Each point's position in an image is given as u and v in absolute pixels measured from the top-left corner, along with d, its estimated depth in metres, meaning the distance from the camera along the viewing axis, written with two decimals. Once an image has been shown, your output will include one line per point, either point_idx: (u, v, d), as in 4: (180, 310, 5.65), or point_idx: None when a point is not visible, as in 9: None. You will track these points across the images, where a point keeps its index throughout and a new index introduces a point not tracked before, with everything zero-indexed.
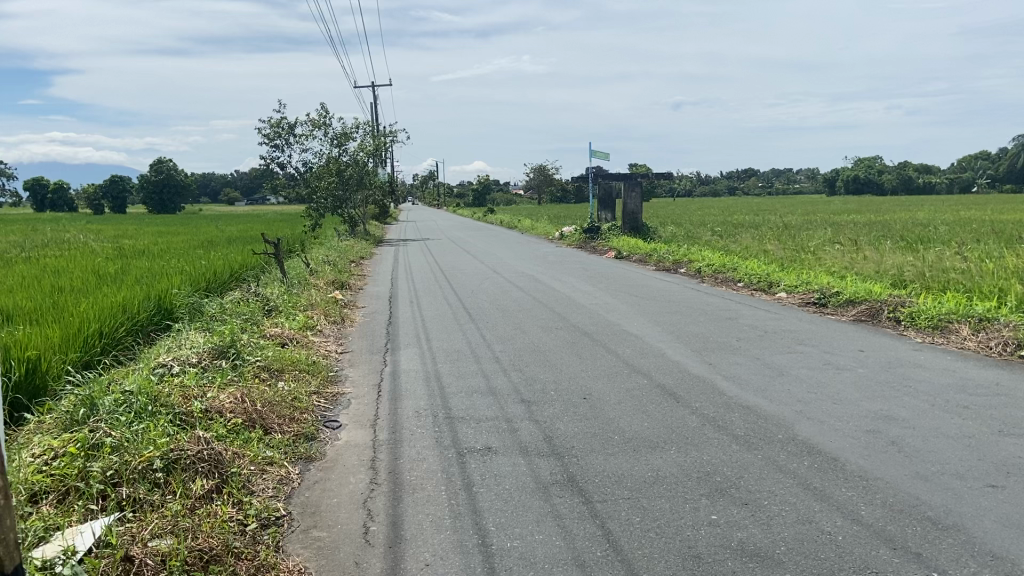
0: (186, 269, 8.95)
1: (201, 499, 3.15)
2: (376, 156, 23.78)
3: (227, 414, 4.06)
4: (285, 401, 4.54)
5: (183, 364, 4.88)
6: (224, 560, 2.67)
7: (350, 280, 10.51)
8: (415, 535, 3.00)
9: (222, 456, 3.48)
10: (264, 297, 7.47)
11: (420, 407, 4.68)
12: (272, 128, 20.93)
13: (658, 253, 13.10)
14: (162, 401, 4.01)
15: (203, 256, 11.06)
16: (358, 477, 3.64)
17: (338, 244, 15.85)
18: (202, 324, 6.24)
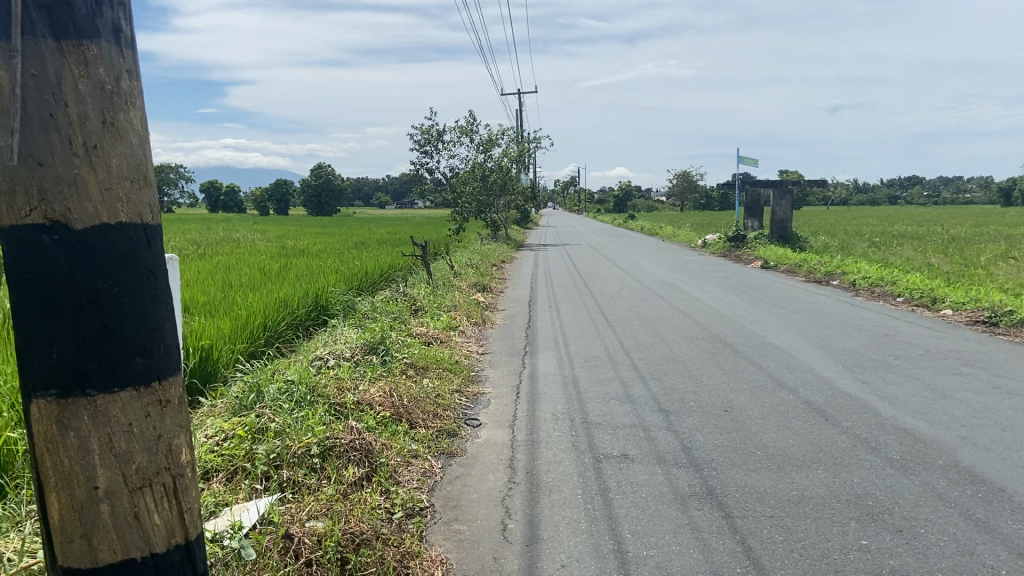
0: (341, 269, 9.47)
1: (353, 485, 3.35)
2: (520, 162, 24.09)
3: (376, 407, 4.28)
4: (429, 397, 4.74)
5: (338, 357, 5.19)
6: (373, 543, 2.79)
7: (492, 283, 10.76)
8: (552, 535, 3.05)
9: (372, 446, 3.68)
10: (411, 297, 7.77)
11: (557, 411, 4.73)
12: (422, 134, 21.67)
13: (809, 264, 12.56)
14: (319, 392, 4.29)
15: (356, 256, 11.66)
16: (497, 474, 3.74)
17: (482, 247, 16.25)
18: (355, 321, 6.60)
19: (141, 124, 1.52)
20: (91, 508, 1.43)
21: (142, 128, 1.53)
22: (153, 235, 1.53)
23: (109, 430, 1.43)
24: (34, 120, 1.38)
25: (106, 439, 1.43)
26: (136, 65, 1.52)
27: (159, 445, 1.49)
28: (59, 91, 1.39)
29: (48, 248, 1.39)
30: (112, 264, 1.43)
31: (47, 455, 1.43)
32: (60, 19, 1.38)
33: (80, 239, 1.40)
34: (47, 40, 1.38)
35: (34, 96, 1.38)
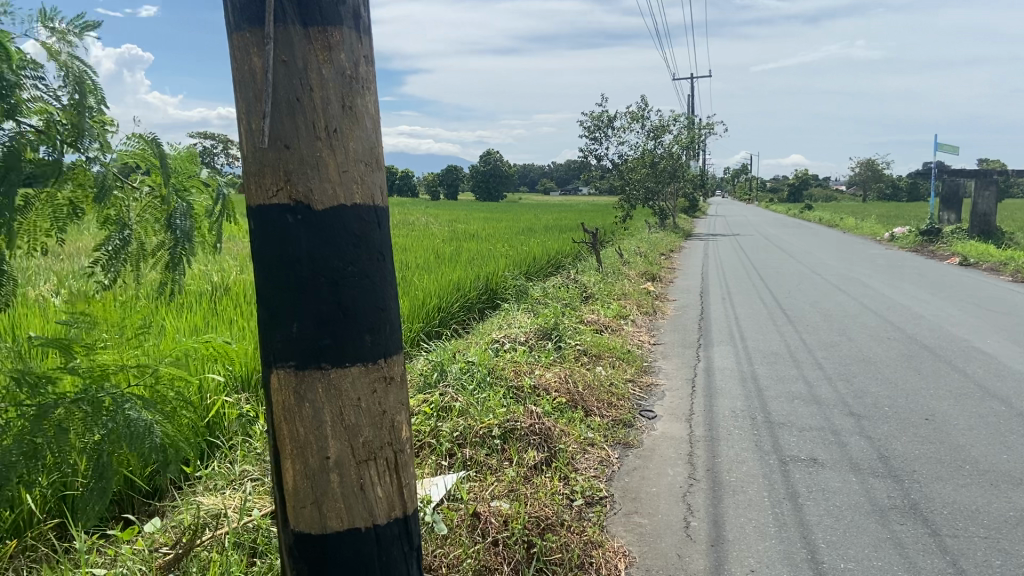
0: (511, 254, 9.62)
1: (533, 469, 3.38)
2: (690, 149, 23.46)
3: (553, 392, 4.30)
4: (603, 386, 4.70)
5: (513, 341, 5.27)
6: (557, 530, 2.79)
7: (661, 273, 10.55)
8: (739, 538, 2.93)
9: (551, 432, 3.69)
10: (583, 284, 7.75)
11: (737, 408, 4.55)
12: (592, 120, 21.58)
13: (1017, 262, 11.38)
14: (498, 374, 4.38)
15: (526, 242, 11.80)
16: (676, 469, 3.64)
17: (651, 236, 15.99)
18: (528, 305, 6.67)
19: (375, 109, 1.56)
20: (322, 476, 1.50)
21: (376, 112, 1.57)
22: (383, 216, 1.58)
23: (341, 403, 1.49)
24: (282, 104, 1.45)
25: (338, 411, 1.49)
26: (372, 51, 1.56)
27: (383, 420, 1.54)
28: (305, 76, 1.44)
29: (291, 227, 1.46)
30: (349, 244, 1.49)
31: (285, 423, 1.51)
32: (310, 6, 1.43)
33: (320, 219, 1.46)
34: (297, 27, 1.43)
35: (284, 81, 1.44)
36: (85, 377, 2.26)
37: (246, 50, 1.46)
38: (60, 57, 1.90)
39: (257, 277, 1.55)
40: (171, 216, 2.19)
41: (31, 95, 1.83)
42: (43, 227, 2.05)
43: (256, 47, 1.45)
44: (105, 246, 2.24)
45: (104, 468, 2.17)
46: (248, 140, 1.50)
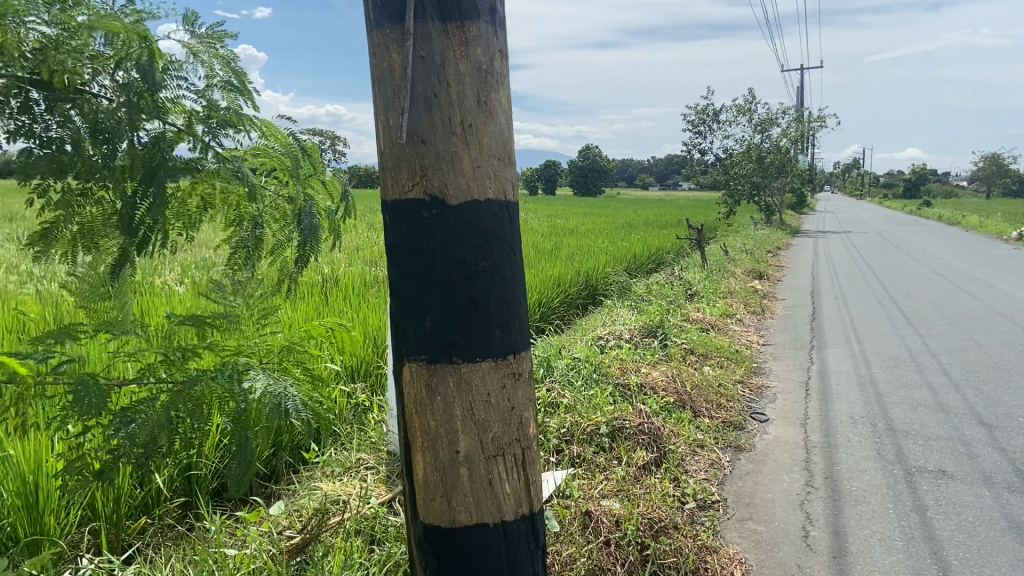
0: (612, 250, 9.52)
1: (643, 469, 3.32)
2: (799, 143, 22.64)
3: (661, 391, 4.23)
4: (712, 387, 4.59)
5: (618, 338, 5.20)
6: (671, 533, 2.73)
7: (768, 271, 10.23)
8: (862, 550, 2.80)
9: (661, 432, 3.63)
10: (687, 282, 7.59)
11: (855, 414, 4.36)
12: (696, 114, 21.12)
13: None
14: (604, 371, 4.34)
15: (628, 238, 11.66)
16: (792, 476, 3.51)
17: (756, 233, 15.52)
18: (632, 302, 6.58)
19: (509, 104, 1.55)
20: (452, 470, 1.50)
21: (509, 107, 1.56)
22: (514, 212, 1.57)
23: (472, 398, 1.49)
24: (420, 99, 1.45)
25: (468, 406, 1.49)
26: (507, 45, 1.55)
27: (511, 415, 1.53)
28: (443, 72, 1.45)
29: (426, 222, 1.47)
30: (481, 239, 1.49)
31: (415, 416, 1.52)
32: (449, 2, 1.43)
33: (455, 213, 1.46)
34: (436, 23, 1.43)
35: (422, 77, 1.45)
36: (223, 355, 2.49)
37: (385, 47, 1.47)
38: (202, 56, 1.96)
39: (391, 271, 1.57)
40: (300, 214, 2.22)
41: (177, 94, 1.90)
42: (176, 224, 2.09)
43: (396, 43, 1.46)
44: (237, 239, 2.22)
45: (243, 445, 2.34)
46: (386, 135, 1.52)
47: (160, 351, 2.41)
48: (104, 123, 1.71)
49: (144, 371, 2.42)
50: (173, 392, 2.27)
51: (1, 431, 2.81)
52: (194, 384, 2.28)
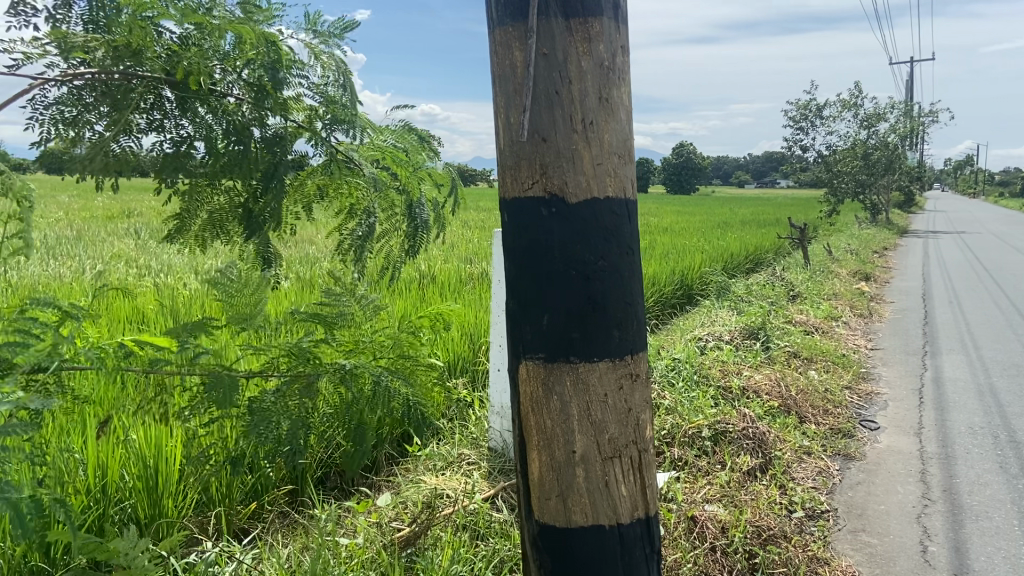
0: (710, 249, 9.31)
1: (747, 474, 3.24)
2: (908, 139, 21.60)
3: (764, 395, 4.10)
4: (819, 392, 4.42)
5: (718, 339, 5.09)
6: (780, 542, 2.65)
7: (875, 273, 9.79)
8: (987, 570, 2.64)
9: (766, 436, 3.52)
10: (789, 283, 7.35)
11: (975, 424, 4.12)
12: (797, 109, 20.43)
13: None
14: (704, 373, 4.25)
15: (725, 236, 11.38)
16: (907, 487, 3.35)
17: (861, 232, 14.90)
18: (731, 303, 6.41)
19: (630, 100, 1.53)
20: (568, 470, 1.49)
21: (630, 104, 1.54)
22: (634, 210, 1.54)
23: (588, 399, 1.48)
24: (541, 96, 1.45)
25: (585, 406, 1.48)
26: (629, 40, 1.53)
27: (628, 417, 1.51)
28: (565, 69, 1.43)
29: (546, 220, 1.47)
30: (600, 238, 1.47)
31: (531, 414, 1.52)
32: None
33: (575, 211, 1.45)
34: (559, 19, 1.42)
35: (544, 75, 1.44)
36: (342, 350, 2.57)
37: (509, 44, 1.47)
38: (322, 55, 2.02)
39: (508, 268, 1.57)
40: (411, 205, 2.24)
41: (298, 93, 1.98)
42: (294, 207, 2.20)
43: (519, 41, 1.46)
44: (348, 230, 2.26)
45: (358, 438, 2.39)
46: (506, 134, 1.52)
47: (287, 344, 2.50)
48: (235, 124, 1.81)
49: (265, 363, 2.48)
50: (297, 381, 2.41)
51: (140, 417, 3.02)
52: (317, 374, 2.41)
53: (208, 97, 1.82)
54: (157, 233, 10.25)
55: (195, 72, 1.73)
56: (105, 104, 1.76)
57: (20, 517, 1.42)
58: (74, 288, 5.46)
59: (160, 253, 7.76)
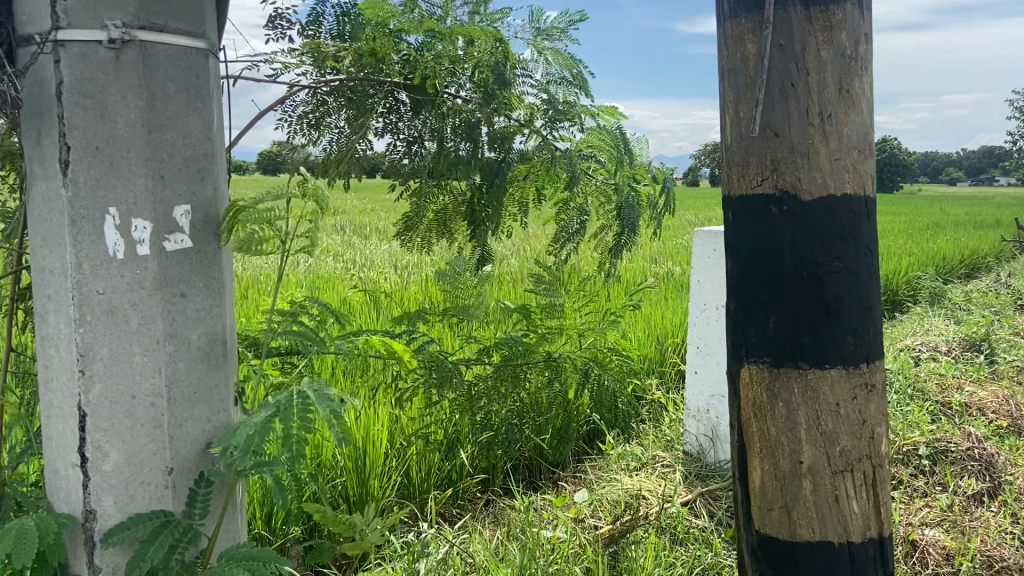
0: (920, 252, 8.58)
1: (972, 499, 2.95)
2: None
3: (990, 413, 3.72)
4: None
5: (933, 350, 4.68)
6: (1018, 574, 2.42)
7: None
8: None
9: (994, 458, 3.16)
10: (1016, 290, 6.62)
11: None
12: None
13: None
14: (919, 387, 3.92)
15: (937, 238, 10.44)
16: None
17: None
18: (947, 311, 5.88)
19: (871, 90, 1.43)
20: (793, 481, 1.43)
21: (871, 94, 1.44)
22: (872, 208, 1.44)
23: (818, 407, 1.40)
24: (776, 89, 1.39)
25: (814, 415, 1.40)
26: (871, 28, 1.43)
27: (862, 430, 1.42)
28: (802, 60, 1.37)
29: (776, 219, 1.40)
30: (836, 238, 1.38)
31: (754, 420, 1.47)
32: None
33: (808, 210, 1.38)
34: (797, 9, 1.36)
35: (779, 66, 1.38)
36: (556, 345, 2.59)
37: (741, 37, 1.42)
38: (545, 53, 2.15)
39: (731, 268, 1.52)
40: (619, 209, 2.31)
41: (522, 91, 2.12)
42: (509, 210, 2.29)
43: (752, 32, 1.40)
44: (563, 225, 2.39)
45: None
46: (734, 129, 1.46)
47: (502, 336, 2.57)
48: (465, 124, 2.02)
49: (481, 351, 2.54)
50: (513, 374, 2.48)
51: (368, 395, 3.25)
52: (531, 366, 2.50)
53: (439, 98, 2.04)
54: (360, 230, 10.94)
55: (432, 75, 1.96)
56: (348, 110, 2.04)
57: (280, 491, 1.53)
58: (291, 281, 5.94)
59: (363, 249, 8.28)
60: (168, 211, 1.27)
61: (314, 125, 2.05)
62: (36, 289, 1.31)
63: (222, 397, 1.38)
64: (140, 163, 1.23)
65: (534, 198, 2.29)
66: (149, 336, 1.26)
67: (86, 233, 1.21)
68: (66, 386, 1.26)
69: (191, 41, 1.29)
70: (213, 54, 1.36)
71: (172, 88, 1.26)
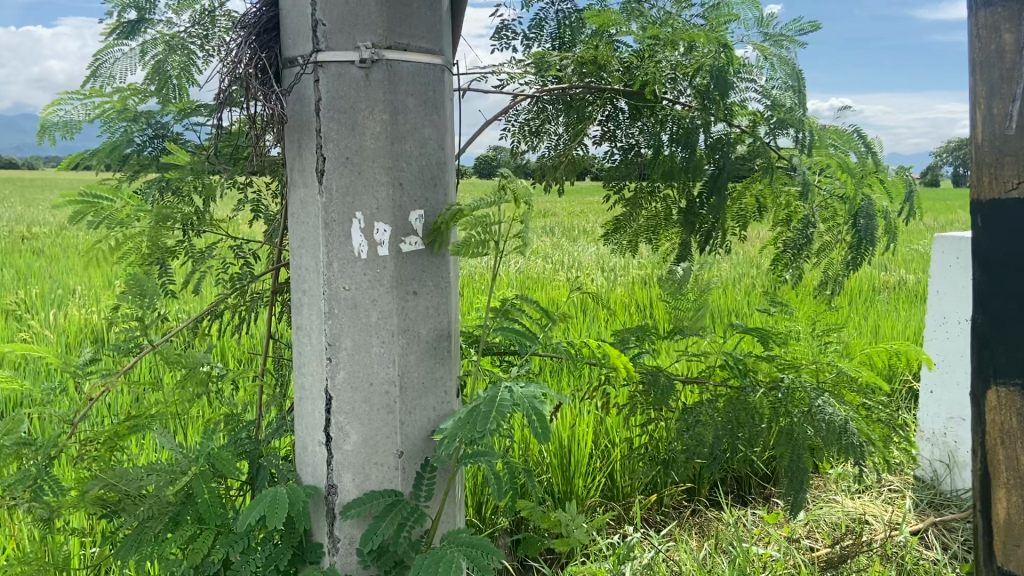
0: None
1: None
2: None
3: None
4: None
5: None
6: None
7: None
8: None
9: None
10: None
11: None
12: None
13: None
14: None
15: None
16: None
17: None
18: None
19: None
20: None
21: None
22: None
23: None
24: None
25: None
26: None
27: None
28: None
29: None
30: None
31: (1000, 448, 1.33)
32: None
33: None
34: None
35: None
36: (783, 368, 2.42)
37: (995, 27, 1.29)
38: (771, 58, 2.07)
39: (978, 278, 1.37)
40: (855, 216, 2.10)
41: (744, 96, 2.09)
42: (729, 224, 2.27)
43: (1009, 22, 1.27)
44: (787, 240, 2.21)
45: (796, 463, 2.21)
46: (984, 127, 1.33)
47: (723, 357, 2.45)
48: (684, 130, 2.02)
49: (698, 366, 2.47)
50: (733, 395, 2.39)
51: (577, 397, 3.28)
52: (754, 394, 2.35)
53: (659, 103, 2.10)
54: (568, 232, 11.14)
55: (650, 81, 2.02)
56: (562, 114, 2.21)
57: (497, 481, 1.62)
58: (502, 281, 6.18)
59: (572, 251, 8.42)
60: (405, 215, 1.38)
61: (533, 133, 2.26)
62: (294, 284, 1.47)
63: (446, 389, 1.47)
64: (383, 171, 1.35)
65: (754, 211, 2.25)
66: (385, 330, 1.38)
67: (336, 234, 1.35)
68: (316, 371, 1.41)
69: (430, 57, 1.39)
70: (448, 69, 1.46)
71: (411, 102, 1.37)
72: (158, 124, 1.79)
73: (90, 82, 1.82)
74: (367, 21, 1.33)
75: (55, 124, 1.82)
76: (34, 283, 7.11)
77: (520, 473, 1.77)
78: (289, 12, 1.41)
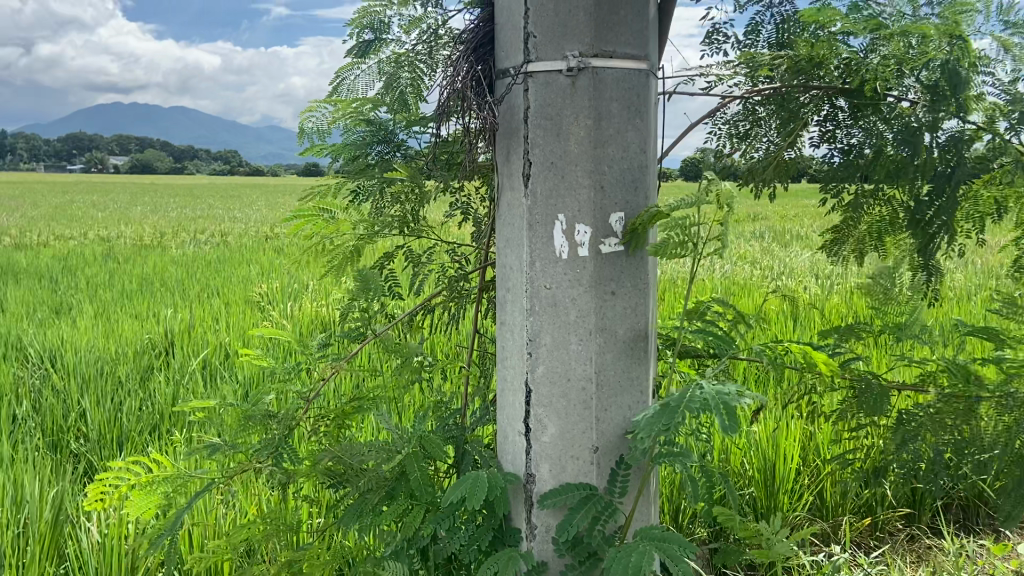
0: None
1: None
2: None
3: None
4: None
5: None
6: None
7: None
8: None
9: None
10: None
11: None
12: None
13: None
14: None
15: None
16: None
17: None
18: None
19: None
20: None
21: None
22: None
23: None
24: None
25: None
26: None
27: None
28: None
29: None
30: None
31: None
32: None
33: None
34: None
35: None
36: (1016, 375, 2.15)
37: None
38: (1015, 49, 1.89)
39: None
40: None
41: (980, 91, 1.91)
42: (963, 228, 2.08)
43: None
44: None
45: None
46: None
47: (940, 359, 2.21)
48: (911, 129, 1.86)
49: (917, 376, 2.29)
50: (952, 399, 2.15)
51: (783, 415, 3.19)
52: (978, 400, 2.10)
53: (882, 101, 1.98)
54: (780, 237, 10.63)
55: (872, 79, 1.88)
56: (774, 117, 2.16)
57: (692, 486, 1.61)
58: (706, 286, 6.04)
59: (783, 256, 8.05)
60: (607, 217, 1.42)
61: (742, 135, 2.22)
62: (499, 282, 1.56)
63: (642, 389, 1.49)
64: (585, 175, 1.39)
65: (993, 214, 2.07)
66: (584, 328, 1.42)
67: (540, 234, 1.41)
68: (517, 365, 1.49)
69: (636, 63, 1.42)
70: (654, 73, 1.48)
71: (615, 107, 1.40)
72: (386, 132, 1.96)
73: (334, 97, 2.04)
74: (576, 30, 1.38)
75: (310, 130, 2.01)
76: (275, 277, 7.95)
77: (719, 476, 1.76)
78: (503, 26, 1.50)
